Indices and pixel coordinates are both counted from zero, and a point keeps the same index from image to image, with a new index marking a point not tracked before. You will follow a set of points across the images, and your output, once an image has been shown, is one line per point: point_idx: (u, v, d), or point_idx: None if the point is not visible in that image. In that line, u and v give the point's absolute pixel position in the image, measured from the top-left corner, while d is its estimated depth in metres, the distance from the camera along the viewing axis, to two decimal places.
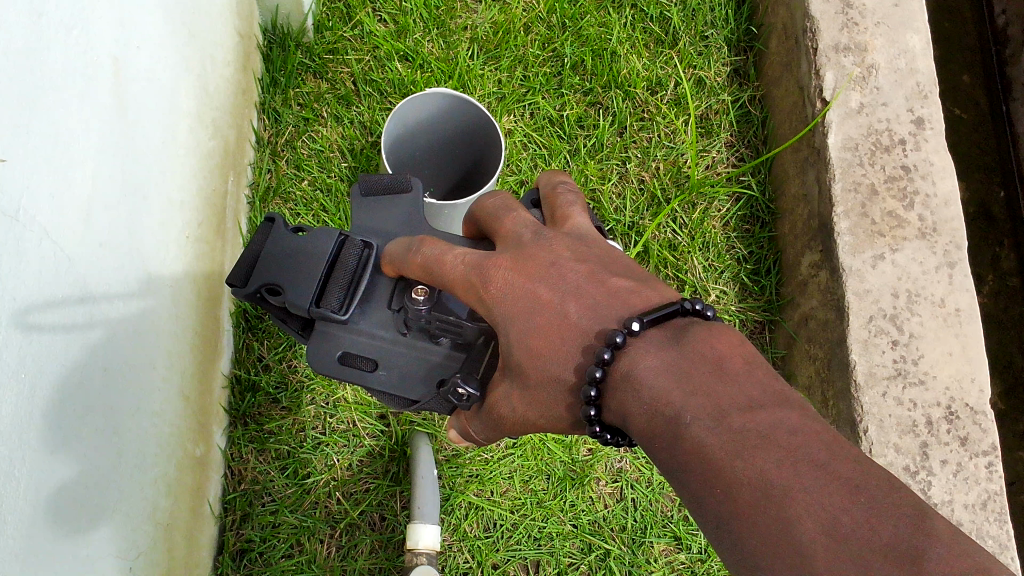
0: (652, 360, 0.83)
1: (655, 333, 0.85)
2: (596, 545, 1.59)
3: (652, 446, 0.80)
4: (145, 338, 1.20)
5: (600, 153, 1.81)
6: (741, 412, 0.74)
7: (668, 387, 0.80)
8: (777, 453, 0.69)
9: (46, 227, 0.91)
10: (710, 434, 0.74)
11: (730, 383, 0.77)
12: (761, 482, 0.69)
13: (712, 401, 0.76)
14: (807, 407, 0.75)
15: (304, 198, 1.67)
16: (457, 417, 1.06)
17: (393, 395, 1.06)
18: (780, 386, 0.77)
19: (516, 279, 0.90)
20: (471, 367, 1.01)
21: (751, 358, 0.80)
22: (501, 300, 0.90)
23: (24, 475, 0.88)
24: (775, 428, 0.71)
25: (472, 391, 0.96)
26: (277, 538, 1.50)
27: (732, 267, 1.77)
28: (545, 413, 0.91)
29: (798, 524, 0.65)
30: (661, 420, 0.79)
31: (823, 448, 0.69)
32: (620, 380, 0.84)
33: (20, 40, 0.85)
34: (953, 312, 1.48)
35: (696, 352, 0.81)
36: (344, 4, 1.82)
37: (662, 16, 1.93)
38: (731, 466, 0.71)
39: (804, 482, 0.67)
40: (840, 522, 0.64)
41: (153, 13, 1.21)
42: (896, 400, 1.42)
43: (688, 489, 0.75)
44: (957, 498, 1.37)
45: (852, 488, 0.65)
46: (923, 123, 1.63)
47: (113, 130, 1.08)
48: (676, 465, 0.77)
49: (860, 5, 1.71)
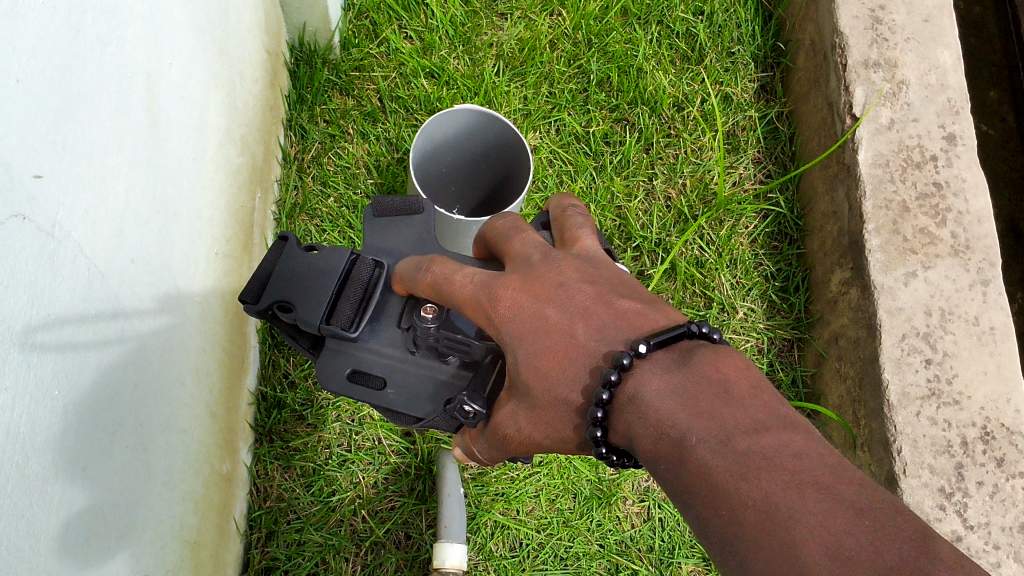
0: (659, 382, 0.81)
1: (661, 355, 0.83)
2: (624, 565, 1.57)
3: (657, 469, 0.79)
4: (175, 356, 1.20)
5: (626, 170, 1.80)
6: (746, 435, 0.73)
7: (674, 411, 0.78)
8: (783, 476, 0.68)
9: (81, 243, 0.91)
10: (716, 456, 0.73)
11: (737, 407, 0.76)
12: (766, 503, 0.68)
13: (717, 423, 0.75)
14: (812, 433, 0.75)
15: (331, 215, 1.67)
16: (463, 436, 1.04)
17: (401, 413, 1.04)
18: (786, 411, 0.76)
19: (523, 300, 0.88)
20: (477, 386, 0.99)
21: (756, 383, 0.79)
22: (509, 320, 0.88)
23: (58, 492, 0.88)
24: (782, 452, 0.70)
25: (478, 409, 0.95)
26: (302, 556, 1.48)
27: (760, 284, 1.75)
28: (550, 434, 0.89)
29: (802, 546, 0.64)
30: (667, 443, 0.77)
31: (828, 473, 0.68)
32: (626, 402, 0.82)
33: (58, 57, 0.85)
34: (988, 330, 1.46)
35: (702, 375, 0.80)
36: (370, 21, 1.83)
37: (688, 32, 1.93)
38: (736, 488, 0.70)
39: (811, 505, 0.66)
40: (845, 546, 0.63)
41: (185, 30, 1.22)
42: (930, 420, 1.40)
43: (692, 512, 0.74)
44: (995, 520, 1.34)
45: (856, 512, 0.65)
46: (955, 139, 1.61)
47: (145, 145, 1.09)
48: (680, 487, 0.75)
49: (889, 21, 1.70)
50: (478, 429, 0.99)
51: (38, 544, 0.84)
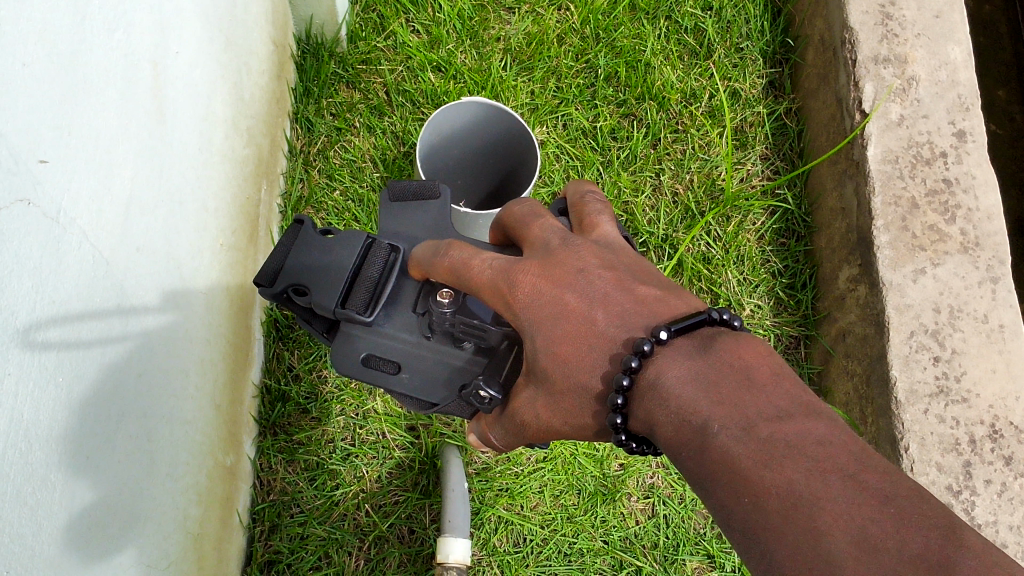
0: (680, 369, 0.80)
1: (682, 342, 0.82)
2: (628, 562, 1.56)
3: (678, 457, 0.78)
4: (179, 347, 1.20)
5: (634, 165, 1.79)
6: (769, 422, 0.72)
7: (695, 397, 0.78)
8: (805, 463, 0.67)
9: (86, 229, 0.90)
10: (738, 443, 0.72)
11: (760, 394, 0.75)
12: (789, 491, 0.67)
13: (740, 410, 0.74)
14: (837, 420, 0.73)
15: (337, 208, 1.66)
16: (478, 423, 1.03)
17: (413, 398, 1.02)
18: (809, 398, 0.75)
19: (543, 286, 0.87)
20: (493, 371, 0.97)
21: (778, 370, 0.78)
22: (529, 306, 0.87)
23: (62, 479, 0.87)
24: (805, 439, 0.69)
25: (494, 395, 0.93)
26: (305, 550, 1.48)
27: (767, 281, 1.74)
28: (569, 421, 0.88)
29: (827, 534, 0.63)
30: (688, 430, 0.77)
31: (851, 459, 0.67)
32: (646, 389, 0.82)
33: (64, 41, 0.85)
34: (997, 327, 1.45)
35: (723, 361, 0.79)
36: (377, 14, 1.83)
37: (697, 28, 1.92)
38: (759, 475, 0.69)
39: (834, 492, 0.65)
40: (869, 534, 0.62)
41: (192, 19, 1.21)
42: (938, 418, 1.39)
43: (714, 500, 0.73)
44: (1002, 518, 1.33)
45: (880, 500, 0.64)
46: (965, 136, 1.60)
47: (151, 134, 1.08)
48: (702, 475, 0.74)
49: (900, 16, 1.69)
50: (495, 415, 0.98)
51: (41, 532, 0.84)
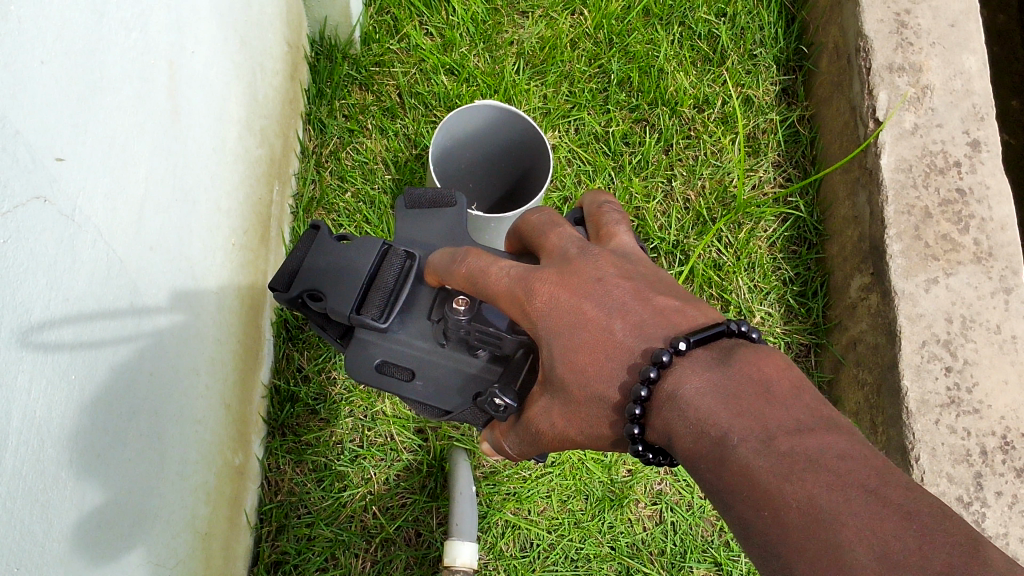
0: (698, 381, 0.80)
1: (701, 353, 0.82)
2: (635, 568, 1.56)
3: (696, 468, 0.77)
4: (190, 347, 1.20)
5: (645, 171, 1.79)
6: (789, 435, 0.72)
7: (714, 408, 0.77)
8: (826, 477, 0.67)
9: (100, 228, 0.90)
10: (758, 456, 0.71)
11: (780, 408, 0.74)
12: (810, 506, 0.66)
13: (759, 423, 0.74)
14: (856, 433, 0.73)
15: (349, 209, 1.66)
16: (491, 431, 1.02)
17: (427, 405, 1.03)
18: (829, 411, 0.75)
19: (561, 295, 0.87)
20: (508, 380, 0.97)
21: (798, 383, 0.78)
22: (546, 315, 0.87)
23: (72, 477, 0.87)
24: (826, 453, 0.69)
25: (509, 403, 0.93)
26: (312, 551, 1.48)
27: (778, 289, 1.74)
28: (585, 430, 0.88)
29: (849, 549, 0.63)
30: (707, 441, 0.76)
31: (873, 475, 0.67)
32: (664, 400, 0.82)
33: (81, 40, 0.85)
34: (1010, 338, 1.44)
35: (743, 374, 0.79)
36: (391, 17, 1.83)
37: (710, 34, 1.92)
38: (779, 488, 0.69)
39: (856, 508, 0.65)
40: (891, 550, 0.62)
41: (208, 19, 1.21)
42: (949, 428, 1.38)
43: (733, 512, 0.73)
44: (1013, 531, 1.32)
45: (904, 516, 0.63)
46: (980, 145, 1.59)
47: (166, 134, 1.08)
48: (722, 487, 0.74)
49: (915, 25, 1.68)
50: (509, 423, 0.97)
51: (51, 528, 0.84)
